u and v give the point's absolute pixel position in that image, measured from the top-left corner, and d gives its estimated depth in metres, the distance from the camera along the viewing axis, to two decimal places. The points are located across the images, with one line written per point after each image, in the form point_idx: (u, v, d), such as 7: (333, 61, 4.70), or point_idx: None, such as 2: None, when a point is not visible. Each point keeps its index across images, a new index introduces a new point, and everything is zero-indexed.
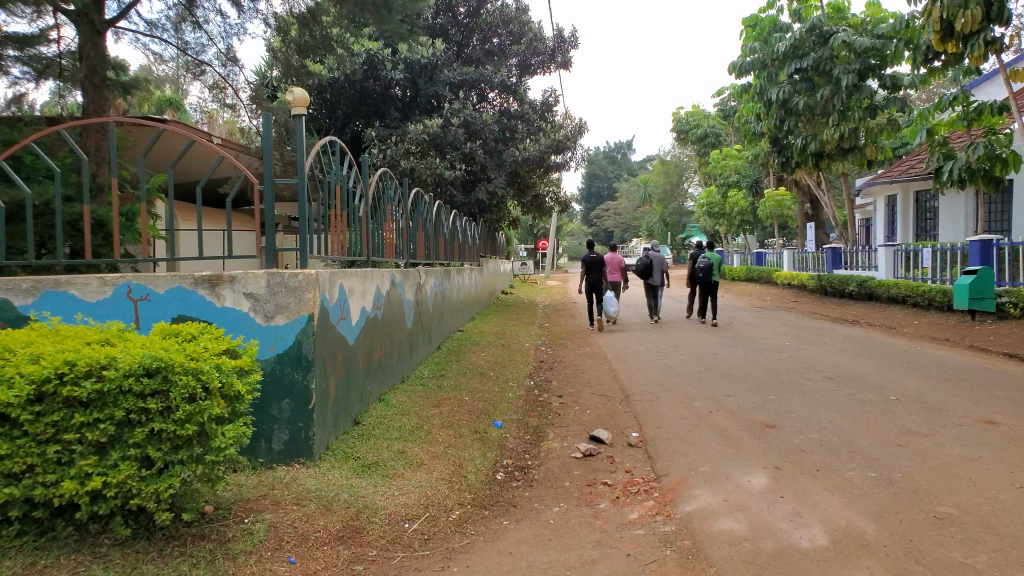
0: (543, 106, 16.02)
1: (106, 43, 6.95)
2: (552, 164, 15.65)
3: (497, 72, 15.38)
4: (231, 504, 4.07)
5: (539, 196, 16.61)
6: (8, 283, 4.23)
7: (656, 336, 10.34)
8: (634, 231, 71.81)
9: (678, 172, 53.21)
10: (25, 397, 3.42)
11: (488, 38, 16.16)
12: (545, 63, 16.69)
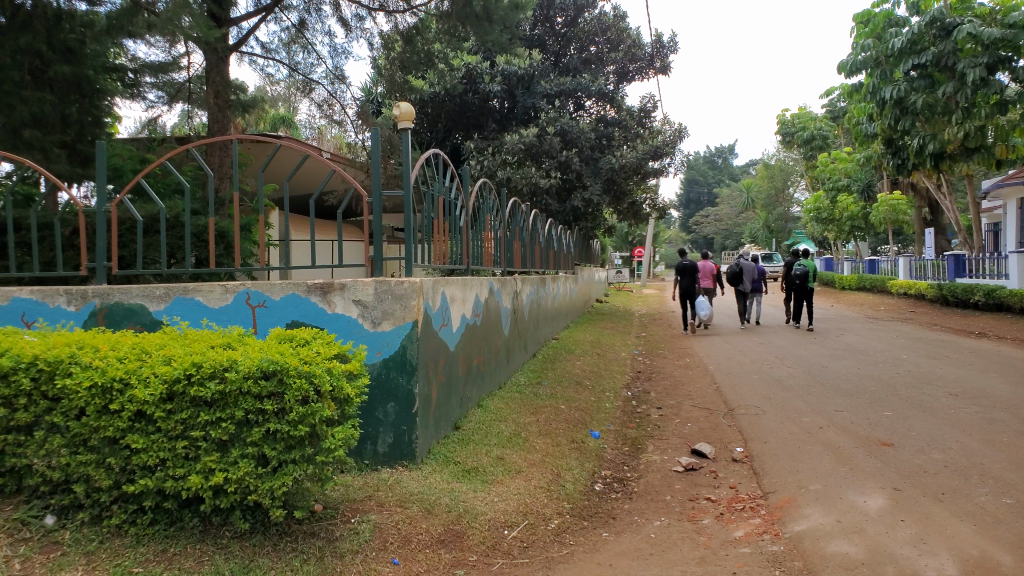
0: (641, 113, 16.02)
1: (228, 66, 7.43)
2: (650, 171, 15.46)
3: (594, 80, 15.38)
4: (339, 503, 4.24)
5: (636, 203, 16.56)
6: (144, 289, 4.49)
7: (759, 347, 10.01)
8: (736, 239, 69.78)
9: (783, 176, 51.22)
10: (160, 396, 3.72)
11: (585, 47, 16.20)
12: (643, 69, 16.60)
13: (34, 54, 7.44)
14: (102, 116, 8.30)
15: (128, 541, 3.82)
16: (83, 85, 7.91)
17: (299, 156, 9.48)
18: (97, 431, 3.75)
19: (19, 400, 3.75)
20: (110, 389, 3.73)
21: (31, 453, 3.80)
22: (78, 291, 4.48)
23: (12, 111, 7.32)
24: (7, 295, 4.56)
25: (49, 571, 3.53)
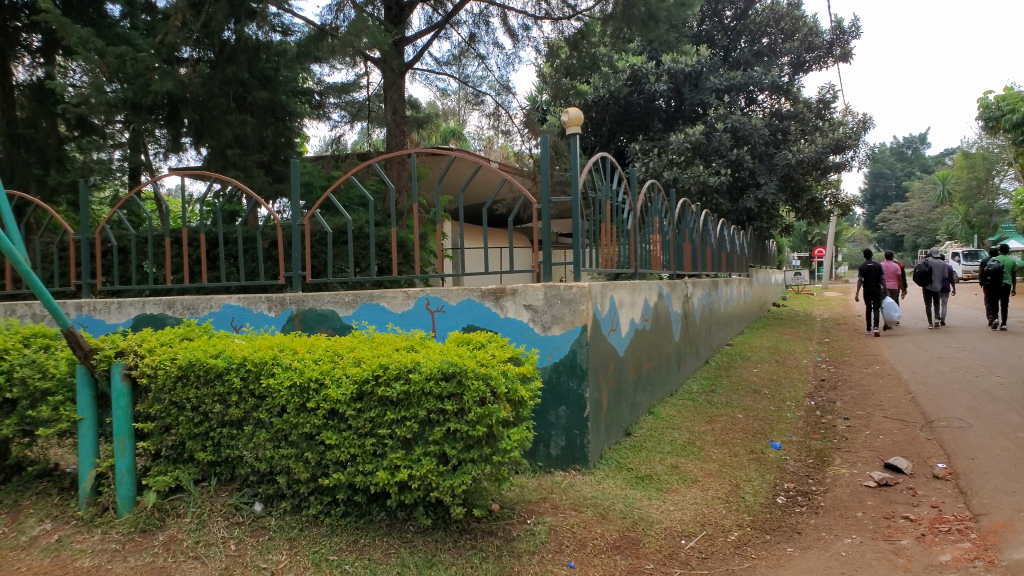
0: (819, 104, 15.03)
1: (404, 83, 7.84)
2: (830, 165, 14.47)
3: (767, 73, 14.74)
4: (515, 504, 4.31)
5: (815, 200, 15.62)
6: (334, 296, 4.79)
7: (965, 353, 9.08)
8: (926, 236, 64.05)
9: (987, 165, 45.78)
10: (350, 395, 3.94)
11: (757, 38, 15.62)
12: (821, 58, 15.67)
13: (237, 83, 8.26)
14: (294, 136, 9.06)
15: (324, 531, 4.05)
16: (277, 109, 8.65)
17: (471, 167, 9.86)
18: (296, 427, 3.99)
19: (232, 398, 4.00)
20: (307, 388, 3.96)
21: (241, 445, 4.06)
22: (277, 297, 4.84)
23: (220, 135, 8.14)
24: (219, 302, 4.94)
25: (259, 555, 3.82)
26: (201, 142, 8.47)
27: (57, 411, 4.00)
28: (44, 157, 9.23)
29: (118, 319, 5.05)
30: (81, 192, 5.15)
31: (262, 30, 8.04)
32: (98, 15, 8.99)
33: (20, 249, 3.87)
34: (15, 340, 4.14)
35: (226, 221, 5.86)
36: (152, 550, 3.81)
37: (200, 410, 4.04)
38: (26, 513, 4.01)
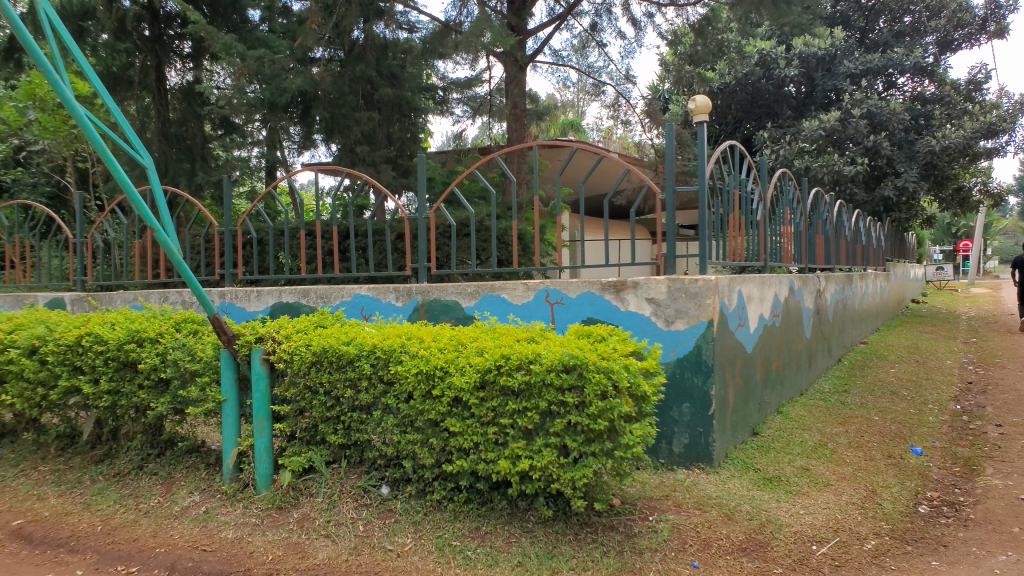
0: (969, 85, 13.98)
1: (526, 76, 7.87)
2: (981, 152, 13.31)
3: (909, 54, 13.83)
4: (637, 500, 4.24)
5: (962, 189, 14.49)
6: (457, 287, 4.88)
7: None
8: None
9: None
10: (473, 384, 3.98)
11: (898, 17, 14.65)
12: (971, 35, 14.53)
13: (365, 80, 8.59)
14: (419, 132, 9.33)
15: (448, 516, 4.12)
16: (403, 105, 8.92)
17: (594, 160, 9.85)
18: (422, 414, 4.07)
19: (362, 382, 4.13)
20: (432, 375, 4.04)
21: (370, 429, 4.18)
22: (403, 288, 4.99)
23: (348, 131, 8.50)
24: (349, 292, 5.14)
25: (386, 536, 3.92)
26: (331, 139, 8.89)
27: (204, 391, 4.23)
28: (193, 155, 10.11)
29: (258, 306, 5.36)
30: (225, 189, 5.45)
31: (388, 28, 8.19)
32: (240, 21, 9.56)
33: (173, 240, 4.15)
34: (168, 325, 4.42)
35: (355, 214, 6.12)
36: (288, 526, 3.98)
37: (332, 394, 4.20)
38: (178, 485, 4.31)
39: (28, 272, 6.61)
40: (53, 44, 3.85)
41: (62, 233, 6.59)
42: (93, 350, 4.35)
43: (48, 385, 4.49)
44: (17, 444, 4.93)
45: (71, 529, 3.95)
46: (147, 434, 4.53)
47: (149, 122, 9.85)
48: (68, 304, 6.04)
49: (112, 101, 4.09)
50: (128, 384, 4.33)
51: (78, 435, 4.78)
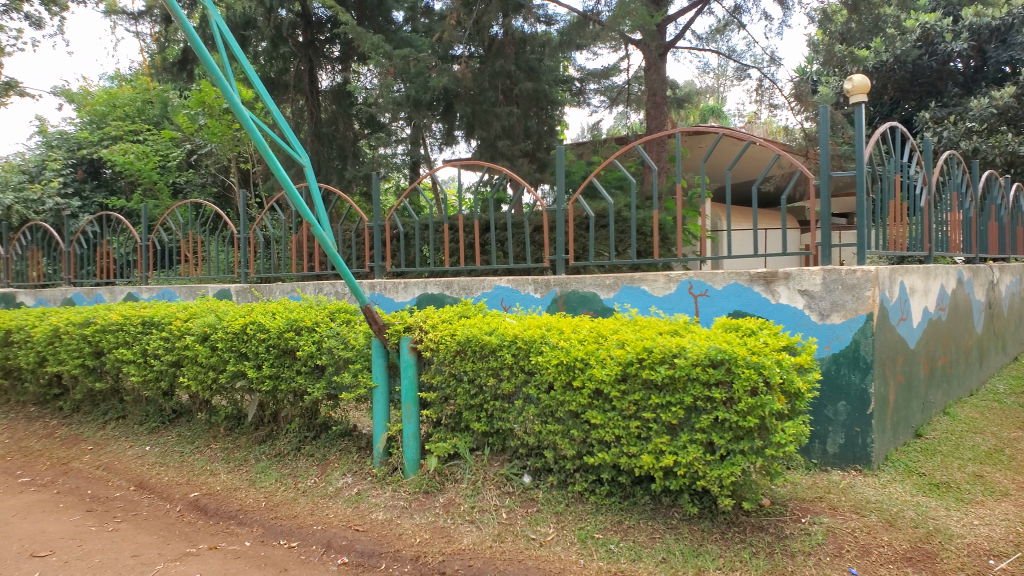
0: None
1: (665, 63, 7.73)
2: None
3: None
4: (787, 501, 4.02)
5: None
6: (596, 279, 4.85)
7: None
8: None
9: None
10: (615, 376, 3.89)
11: None
12: None
13: (505, 75, 8.68)
14: (556, 124, 9.37)
15: (589, 508, 4.06)
16: (541, 98, 8.98)
17: (740, 146, 9.56)
18: (563, 404, 4.04)
19: (504, 372, 4.17)
20: (573, 366, 3.99)
21: (512, 418, 4.21)
22: (542, 280, 5.02)
23: (489, 126, 8.69)
24: (490, 283, 5.23)
25: (528, 525, 3.92)
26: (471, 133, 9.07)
27: (357, 377, 4.42)
28: (343, 152, 10.73)
29: (405, 297, 5.55)
30: (374, 185, 5.66)
31: (527, 21, 8.28)
32: (385, 22, 10.05)
33: (328, 234, 4.35)
34: (323, 315, 4.65)
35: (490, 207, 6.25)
36: (434, 510, 4.07)
37: (476, 383, 4.27)
38: (332, 466, 4.53)
39: (199, 264, 7.14)
40: (223, 52, 4.10)
41: (228, 228, 7.07)
42: (257, 338, 4.65)
43: (218, 369, 4.86)
44: (193, 422, 5.36)
45: (239, 503, 4.25)
46: (304, 418, 4.81)
47: (303, 122, 10.49)
48: (233, 294, 6.46)
49: (273, 103, 4.28)
50: (288, 369, 4.59)
51: (243, 417, 5.13)
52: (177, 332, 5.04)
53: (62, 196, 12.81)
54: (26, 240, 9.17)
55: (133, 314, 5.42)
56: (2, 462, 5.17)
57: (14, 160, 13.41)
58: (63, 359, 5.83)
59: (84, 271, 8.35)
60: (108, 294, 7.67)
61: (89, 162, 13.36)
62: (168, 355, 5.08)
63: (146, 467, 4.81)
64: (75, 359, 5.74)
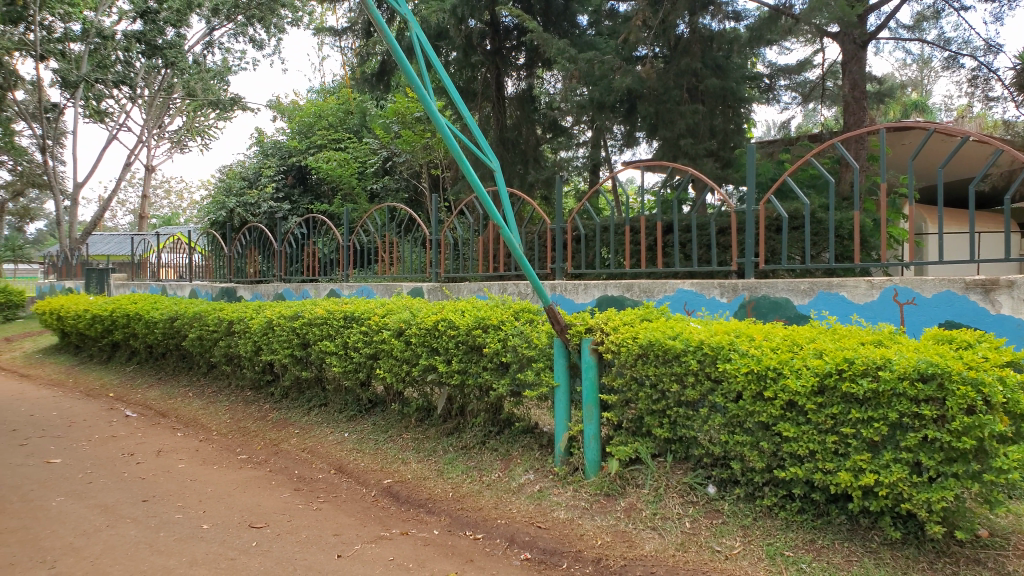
0: None
1: (868, 54, 7.32)
2: None
3: None
4: (1010, 535, 3.50)
5: None
6: (789, 284, 4.61)
7: None
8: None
9: None
10: (811, 387, 3.50)
11: None
12: None
13: (691, 73, 8.49)
14: (743, 123, 9.03)
15: (779, 524, 3.68)
16: (727, 96, 8.69)
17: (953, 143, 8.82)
18: (752, 415, 3.71)
19: (689, 378, 3.92)
20: (765, 376, 3.66)
21: (697, 427, 3.95)
22: (729, 283, 4.84)
23: (673, 126, 8.55)
24: (673, 286, 5.14)
25: (713, 536, 3.68)
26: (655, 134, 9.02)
27: (539, 375, 4.49)
28: (526, 157, 10.86)
29: (585, 299, 5.61)
30: (556, 190, 5.81)
31: (715, 18, 8.21)
32: (570, 26, 10.22)
33: (515, 236, 4.41)
34: (509, 314, 4.79)
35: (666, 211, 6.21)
36: (615, 513, 3.99)
37: (658, 388, 4.07)
38: (515, 462, 4.61)
39: (394, 264, 7.51)
40: (420, 62, 4.23)
41: (420, 229, 7.38)
42: (447, 334, 4.90)
43: (411, 362, 5.17)
44: (386, 412, 5.66)
45: (428, 492, 4.45)
46: (489, 413, 4.95)
47: (489, 129, 10.77)
48: (424, 293, 6.79)
49: (467, 110, 4.36)
50: (475, 365, 4.78)
51: (432, 409, 5.37)
52: (375, 327, 5.44)
53: (275, 201, 14.09)
54: (245, 240, 10.06)
55: (336, 309, 5.89)
56: (226, 440, 5.85)
57: (239, 167, 15.03)
58: (275, 349, 6.41)
59: (294, 268, 8.90)
60: (314, 289, 8.27)
61: (298, 168, 14.43)
62: (367, 348, 5.49)
63: (345, 453, 5.19)
64: (285, 349, 6.29)
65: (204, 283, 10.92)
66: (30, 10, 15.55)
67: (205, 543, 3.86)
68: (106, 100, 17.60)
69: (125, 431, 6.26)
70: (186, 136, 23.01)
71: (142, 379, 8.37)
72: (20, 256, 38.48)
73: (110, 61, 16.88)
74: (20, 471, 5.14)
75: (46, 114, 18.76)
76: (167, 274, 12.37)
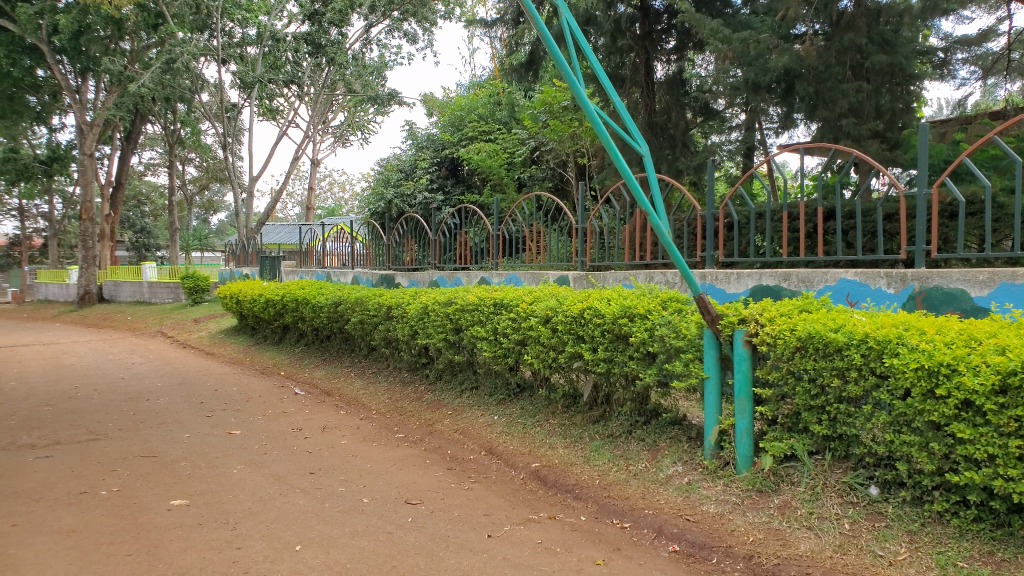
0: None
1: None
2: None
3: None
4: None
5: None
6: (965, 273, 4.26)
7: None
8: None
9: None
10: (993, 386, 3.08)
11: None
12: None
13: (855, 49, 8.01)
14: (914, 100, 8.31)
15: (951, 532, 3.28)
16: (896, 73, 8.05)
17: None
18: (922, 414, 3.33)
19: (851, 374, 3.61)
20: (936, 372, 3.27)
21: (859, 424, 3.62)
22: (897, 273, 4.55)
23: (834, 105, 8.08)
24: (834, 275, 4.90)
25: (875, 540, 3.38)
26: (814, 116, 8.60)
27: (688, 366, 4.39)
28: (675, 142, 10.51)
29: (737, 288, 5.44)
30: (708, 175, 5.65)
31: None
32: (723, 5, 9.84)
33: (664, 222, 4.30)
34: (657, 303, 4.74)
35: (828, 196, 5.98)
36: (769, 510, 3.80)
37: (817, 382, 3.79)
38: (663, 453, 4.55)
39: (541, 253, 7.61)
40: (570, 48, 4.20)
41: (566, 218, 7.40)
42: (593, 322, 4.94)
43: (558, 350, 5.26)
44: (534, 397, 5.78)
45: (576, 478, 4.53)
46: (635, 403, 4.92)
47: (638, 114, 10.62)
48: (570, 281, 6.85)
49: (617, 95, 4.29)
50: (621, 354, 4.78)
51: (579, 395, 5.42)
52: (523, 314, 5.57)
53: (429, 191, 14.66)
54: (402, 229, 10.42)
55: (486, 296, 6.07)
56: (384, 419, 6.26)
57: (396, 161, 15.72)
58: (430, 333, 6.67)
59: (446, 257, 9.16)
60: (466, 277, 8.52)
61: (450, 159, 14.88)
62: (515, 334, 5.62)
63: (495, 435, 5.38)
64: (439, 334, 6.53)
65: (365, 270, 11.44)
66: (212, 16, 17.93)
67: (365, 516, 4.09)
68: (279, 106, 19.83)
69: (295, 407, 6.79)
70: (346, 131, 24.38)
71: (309, 359, 8.99)
72: (203, 246, 42.41)
73: (281, 61, 18.69)
74: (207, 439, 5.67)
75: (227, 112, 20.58)
76: (332, 262, 13.08)
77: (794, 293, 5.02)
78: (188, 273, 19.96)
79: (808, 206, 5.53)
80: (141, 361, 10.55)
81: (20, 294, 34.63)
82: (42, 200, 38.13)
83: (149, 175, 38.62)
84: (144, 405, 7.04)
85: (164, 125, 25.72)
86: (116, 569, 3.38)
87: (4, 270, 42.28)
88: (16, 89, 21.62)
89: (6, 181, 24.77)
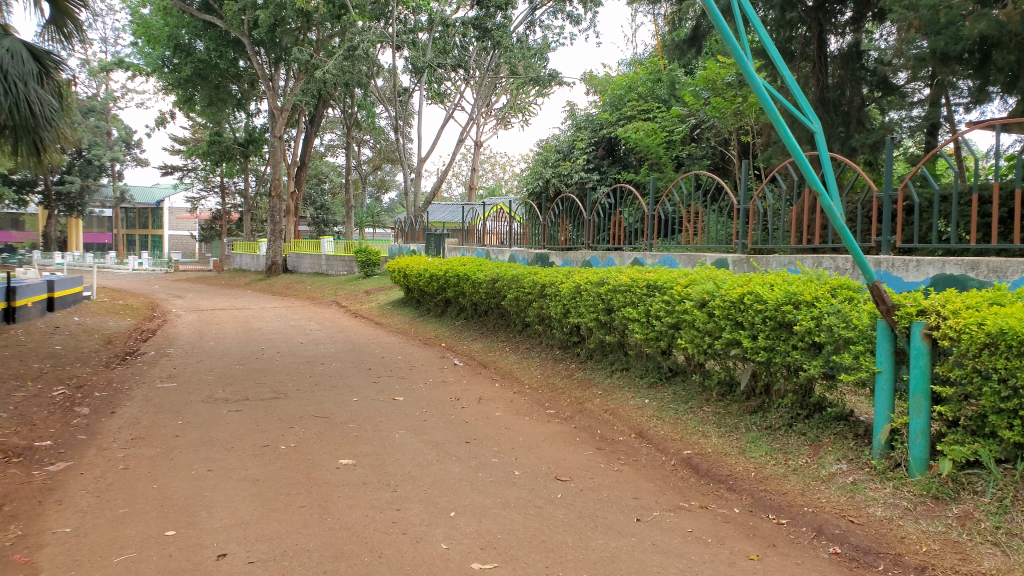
0: None
1: None
2: None
3: None
4: None
5: None
6: None
7: None
8: None
9: None
10: None
11: None
12: None
13: None
14: None
15: None
16: None
17: None
18: None
19: None
20: None
21: None
22: None
23: None
24: None
25: None
26: (1016, 88, 7.78)
27: (858, 359, 4.14)
28: (847, 119, 9.86)
29: (916, 277, 5.02)
30: (886, 155, 5.22)
31: None
32: None
33: (836, 203, 4.04)
34: (825, 290, 4.48)
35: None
36: (946, 520, 3.47)
37: (1009, 383, 3.38)
38: (826, 449, 4.32)
39: (698, 234, 7.40)
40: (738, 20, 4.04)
41: (726, 199, 7.15)
42: (753, 308, 4.77)
43: (713, 335, 5.13)
44: (686, 382, 5.67)
45: (730, 468, 4.41)
46: (797, 395, 4.69)
47: (808, 90, 9.99)
48: (730, 265, 6.64)
49: (787, 69, 4.08)
50: (782, 343, 4.58)
51: (735, 384, 5.24)
52: (678, 297, 5.47)
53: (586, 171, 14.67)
54: (558, 209, 10.51)
55: (639, 278, 6.01)
56: (536, 395, 6.40)
57: (555, 141, 15.89)
58: (581, 313, 6.72)
59: (600, 237, 9.14)
60: (619, 257, 8.44)
61: (607, 139, 14.71)
62: (669, 317, 5.54)
63: (645, 418, 5.35)
64: (591, 314, 6.57)
65: (520, 248, 11.68)
66: (389, 5, 19.02)
67: (516, 489, 4.21)
68: (447, 90, 20.71)
69: (454, 377, 7.13)
70: (508, 114, 24.97)
71: (468, 332, 9.34)
72: (375, 223, 45.21)
73: (450, 46, 19.57)
74: (373, 404, 6.07)
75: (399, 97, 21.81)
76: (490, 241, 13.48)
77: (983, 284, 4.56)
78: (361, 248, 21.40)
79: (1002, 189, 5.03)
80: (318, 328, 11.44)
81: (220, 261, 38.65)
82: (239, 181, 42.28)
83: (328, 155, 41.64)
84: (320, 369, 7.64)
85: (342, 109, 27.60)
86: (293, 518, 3.72)
87: (207, 241, 47.35)
88: (222, 79, 23.98)
89: (212, 161, 27.71)
